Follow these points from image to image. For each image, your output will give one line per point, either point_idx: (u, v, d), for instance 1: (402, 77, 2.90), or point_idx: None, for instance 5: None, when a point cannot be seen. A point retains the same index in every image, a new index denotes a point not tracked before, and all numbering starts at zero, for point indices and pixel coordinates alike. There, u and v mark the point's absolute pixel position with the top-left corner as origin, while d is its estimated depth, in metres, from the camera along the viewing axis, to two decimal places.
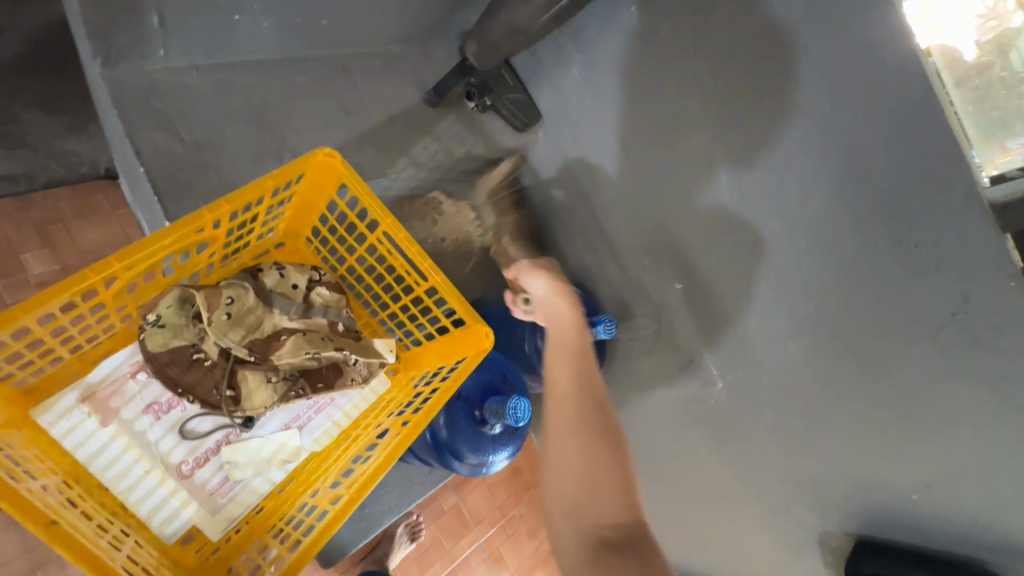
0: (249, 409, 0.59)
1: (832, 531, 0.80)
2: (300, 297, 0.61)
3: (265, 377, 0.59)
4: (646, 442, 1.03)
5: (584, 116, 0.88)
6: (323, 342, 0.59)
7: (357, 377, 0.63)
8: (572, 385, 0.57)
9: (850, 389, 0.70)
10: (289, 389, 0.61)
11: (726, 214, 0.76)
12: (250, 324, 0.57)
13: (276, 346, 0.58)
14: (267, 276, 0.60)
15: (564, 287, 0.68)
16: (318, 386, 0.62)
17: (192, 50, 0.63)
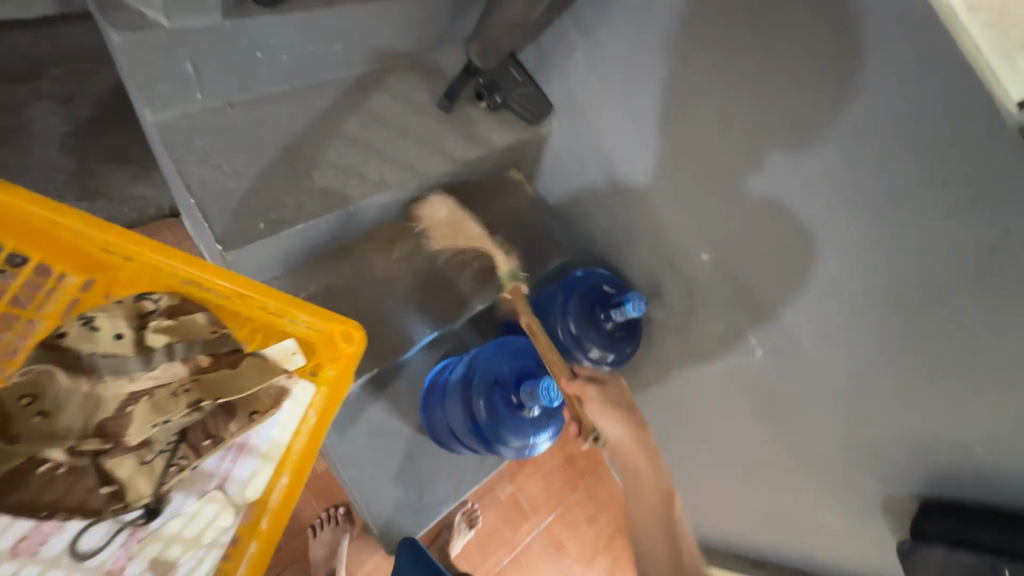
0: (141, 500, 0.48)
1: (895, 492, 0.77)
2: (132, 344, 0.49)
3: (137, 460, 0.48)
4: (694, 419, 1.02)
5: (594, 99, 0.89)
6: (177, 399, 0.49)
7: (262, 406, 0.54)
8: (665, 549, 0.65)
9: (898, 343, 0.68)
10: (169, 462, 0.50)
11: (746, 178, 0.75)
12: (84, 408, 0.46)
13: (123, 421, 0.47)
14: (70, 333, 0.47)
15: (642, 436, 0.71)
16: (206, 443, 0.52)
17: (225, 88, 0.70)
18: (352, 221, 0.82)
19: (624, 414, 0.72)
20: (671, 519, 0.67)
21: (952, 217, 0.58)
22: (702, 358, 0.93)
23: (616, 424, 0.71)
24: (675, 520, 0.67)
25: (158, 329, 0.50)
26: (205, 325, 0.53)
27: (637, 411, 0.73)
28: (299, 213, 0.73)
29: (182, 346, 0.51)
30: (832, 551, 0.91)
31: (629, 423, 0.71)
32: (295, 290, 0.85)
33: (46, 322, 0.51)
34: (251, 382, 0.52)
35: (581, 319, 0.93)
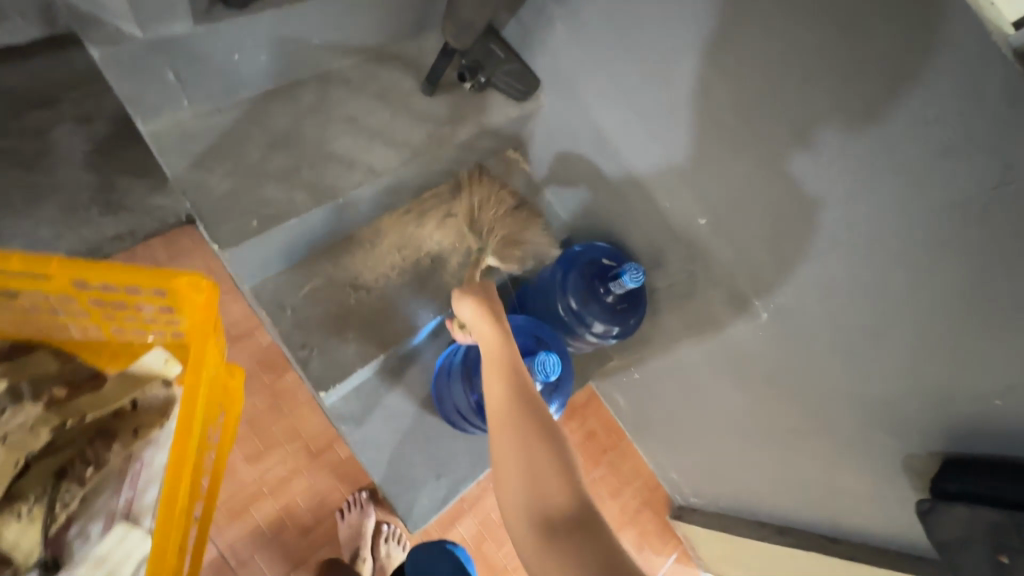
0: (27, 557, 0.54)
1: (916, 452, 0.73)
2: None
3: (12, 514, 0.54)
4: (707, 387, 1.01)
5: (579, 69, 0.87)
6: (34, 433, 0.57)
7: (149, 420, 0.62)
8: (512, 448, 0.55)
9: (902, 295, 0.65)
10: (52, 505, 0.56)
11: (737, 135, 0.73)
12: None
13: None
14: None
15: (497, 331, 0.65)
16: (89, 472, 0.58)
17: (212, 93, 0.73)
18: (345, 213, 0.84)
19: (482, 313, 0.67)
20: (520, 405, 0.58)
21: (949, 154, 0.55)
22: (709, 325, 0.91)
23: (473, 315, 0.68)
24: (523, 404, 0.58)
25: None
26: (48, 360, 0.62)
27: (500, 303, 0.70)
28: (291, 208, 0.75)
29: (32, 386, 0.59)
30: (857, 514, 0.88)
31: (491, 325, 0.66)
32: (301, 282, 0.88)
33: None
34: (135, 390, 0.62)
35: (581, 293, 0.93)
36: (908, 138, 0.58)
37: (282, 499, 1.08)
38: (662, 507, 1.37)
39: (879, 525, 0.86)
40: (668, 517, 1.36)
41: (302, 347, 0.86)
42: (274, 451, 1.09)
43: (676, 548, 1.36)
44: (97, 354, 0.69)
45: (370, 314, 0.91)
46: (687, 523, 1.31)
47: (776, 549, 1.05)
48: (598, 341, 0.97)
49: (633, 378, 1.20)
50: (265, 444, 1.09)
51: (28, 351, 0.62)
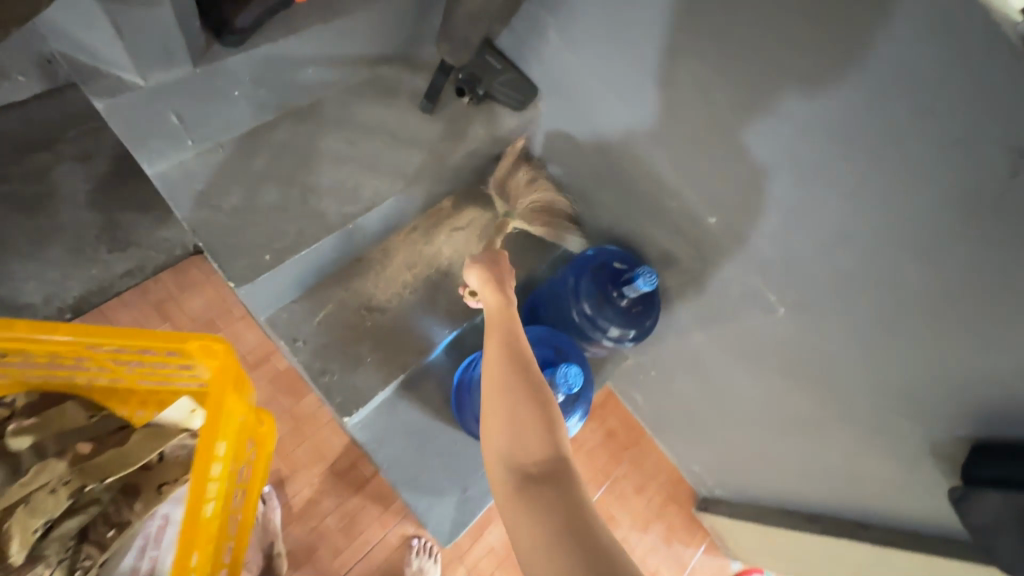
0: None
1: (943, 438, 0.73)
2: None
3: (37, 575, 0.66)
4: (725, 381, 1.01)
5: (575, 75, 0.86)
6: (57, 495, 0.69)
7: (169, 479, 0.76)
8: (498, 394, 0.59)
9: (919, 285, 0.64)
10: (73, 566, 0.69)
11: (739, 134, 0.72)
12: None
13: (5, 539, 0.65)
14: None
15: (496, 286, 0.71)
16: (111, 533, 0.72)
17: (212, 130, 0.73)
18: (354, 238, 0.84)
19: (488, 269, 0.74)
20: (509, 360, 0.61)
21: (960, 146, 0.54)
22: (724, 321, 0.91)
23: (478, 276, 0.72)
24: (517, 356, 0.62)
25: (18, 435, 0.69)
26: (75, 415, 0.74)
27: (506, 267, 0.75)
28: (298, 240, 0.75)
29: (60, 444, 0.71)
30: (885, 500, 0.88)
31: (487, 277, 0.72)
32: (314, 310, 0.88)
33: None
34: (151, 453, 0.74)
35: (594, 298, 0.93)
36: (917, 131, 0.57)
37: (311, 521, 1.09)
38: (686, 500, 1.37)
39: (908, 511, 0.86)
40: (693, 509, 1.37)
41: (321, 374, 0.86)
42: (301, 473, 1.11)
43: (703, 539, 1.36)
44: (123, 400, 0.81)
45: (385, 335, 0.91)
46: (713, 514, 1.31)
47: (806, 537, 1.05)
48: (614, 345, 0.97)
49: (651, 375, 1.20)
50: (291, 468, 1.11)
51: (53, 405, 0.73)
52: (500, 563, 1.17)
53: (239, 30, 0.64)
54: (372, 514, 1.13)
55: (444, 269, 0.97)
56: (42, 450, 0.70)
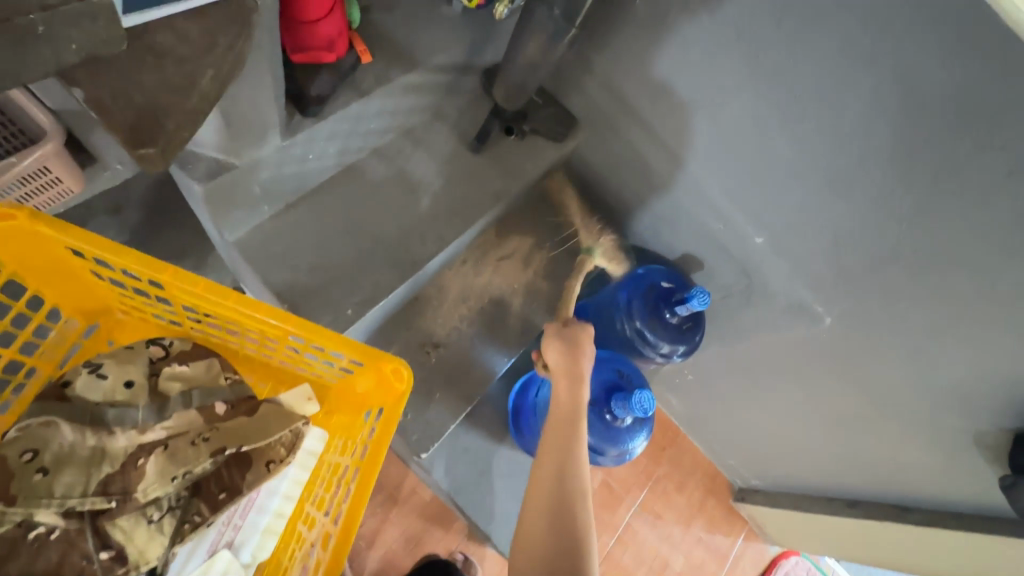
0: (147, 562, 0.58)
1: (986, 428, 0.80)
2: (141, 392, 0.64)
3: (146, 520, 0.59)
4: (767, 383, 1.07)
5: (619, 108, 0.91)
6: (196, 448, 0.62)
7: (278, 457, 0.65)
8: (553, 471, 0.67)
9: (966, 297, 0.71)
10: (181, 521, 0.61)
11: (788, 161, 0.78)
12: (93, 460, 0.59)
13: (135, 476, 0.59)
14: (76, 382, 0.62)
15: (571, 364, 0.77)
16: (221, 496, 0.63)
17: (287, 191, 0.76)
18: (420, 280, 0.88)
19: (568, 347, 0.79)
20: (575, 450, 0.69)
21: (1013, 178, 0.60)
22: (769, 329, 0.97)
23: (556, 351, 0.79)
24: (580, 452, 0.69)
25: (170, 378, 0.65)
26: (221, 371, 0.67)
27: (587, 347, 0.81)
28: (377, 290, 0.78)
29: (202, 398, 0.65)
30: (928, 484, 0.95)
31: (564, 351, 0.79)
32: (381, 350, 0.91)
33: (47, 365, 0.67)
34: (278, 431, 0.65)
35: (647, 316, 0.97)
36: (972, 162, 0.62)
37: (379, 549, 1.12)
38: (723, 491, 1.44)
39: (950, 494, 0.93)
40: (731, 500, 1.43)
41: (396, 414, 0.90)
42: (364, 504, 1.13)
43: (742, 528, 1.43)
44: (255, 372, 0.74)
45: (450, 369, 0.94)
46: (751, 504, 1.38)
47: (848, 522, 1.12)
48: (663, 360, 1.02)
49: (688, 378, 1.26)
50: None
51: (205, 356, 0.68)
52: None
53: (317, 98, 0.67)
54: (435, 536, 1.16)
55: (495, 299, 0.99)
56: (187, 397, 0.64)
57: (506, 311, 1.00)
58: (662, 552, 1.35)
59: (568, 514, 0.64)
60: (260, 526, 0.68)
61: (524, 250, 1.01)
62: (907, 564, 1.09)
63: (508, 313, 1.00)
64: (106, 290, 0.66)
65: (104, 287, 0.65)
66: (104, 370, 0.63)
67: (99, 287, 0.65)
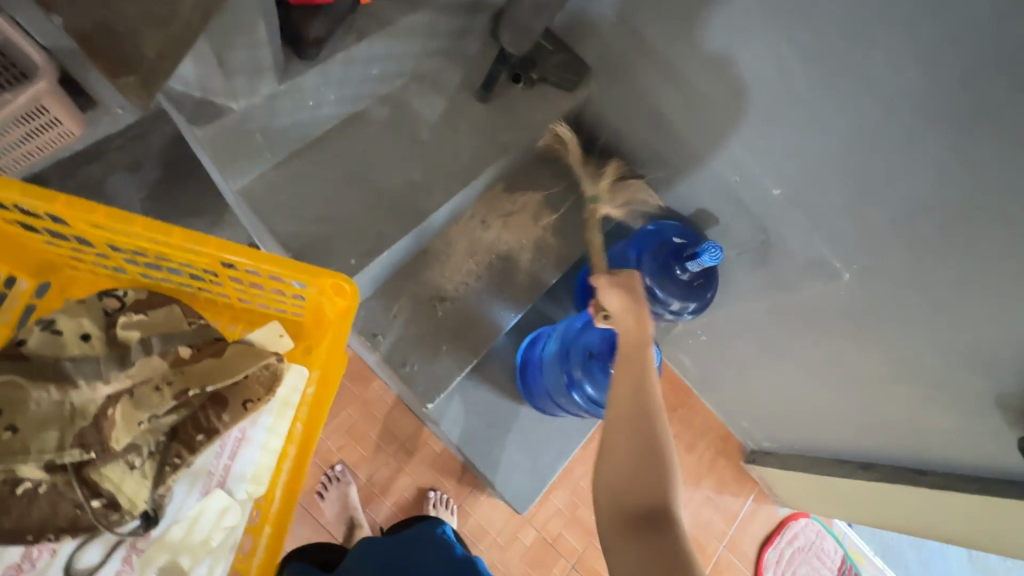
0: (137, 506, 0.67)
1: (1011, 391, 0.77)
2: (101, 344, 0.70)
3: (126, 465, 0.67)
4: (782, 342, 1.04)
5: (633, 52, 0.86)
6: (161, 393, 0.68)
7: (256, 396, 0.71)
8: (625, 418, 0.59)
9: (998, 252, 0.66)
10: (162, 463, 0.69)
11: (809, 105, 0.73)
12: (67, 414, 0.66)
13: (106, 425, 0.66)
14: (31, 341, 0.68)
15: (635, 306, 0.69)
16: (199, 438, 0.70)
17: (290, 141, 0.76)
18: (425, 232, 0.87)
19: (627, 290, 0.71)
20: (650, 402, 0.60)
21: None
22: (786, 287, 0.94)
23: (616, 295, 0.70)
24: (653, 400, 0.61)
25: (127, 328, 0.71)
26: (180, 318, 0.73)
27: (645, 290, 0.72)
28: (380, 241, 0.78)
29: (161, 343, 0.70)
30: (944, 448, 0.93)
31: (628, 298, 0.70)
32: (388, 304, 0.92)
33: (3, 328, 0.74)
34: (248, 365, 0.69)
35: (657, 273, 0.95)
36: (1015, 102, 0.57)
37: (393, 496, 1.17)
38: (735, 453, 1.44)
39: (968, 459, 0.91)
40: (743, 462, 1.43)
41: (404, 365, 0.91)
42: (377, 454, 1.17)
43: (752, 488, 1.43)
44: (221, 314, 0.80)
45: (457, 323, 0.94)
46: (763, 465, 1.38)
47: (860, 483, 1.11)
48: (674, 318, 1.00)
49: (701, 339, 1.24)
50: (367, 449, 1.17)
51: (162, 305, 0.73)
52: (568, 523, 1.25)
53: (314, 41, 0.65)
54: (446, 486, 1.20)
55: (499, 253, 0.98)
56: (145, 344, 0.70)
57: (512, 266, 0.99)
58: None
59: (648, 460, 0.56)
60: (257, 455, 0.72)
61: (531, 203, 1.00)
62: (918, 526, 1.08)
63: (514, 268, 0.99)
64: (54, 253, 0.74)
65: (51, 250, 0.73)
66: (58, 327, 0.69)
67: (47, 249, 0.73)
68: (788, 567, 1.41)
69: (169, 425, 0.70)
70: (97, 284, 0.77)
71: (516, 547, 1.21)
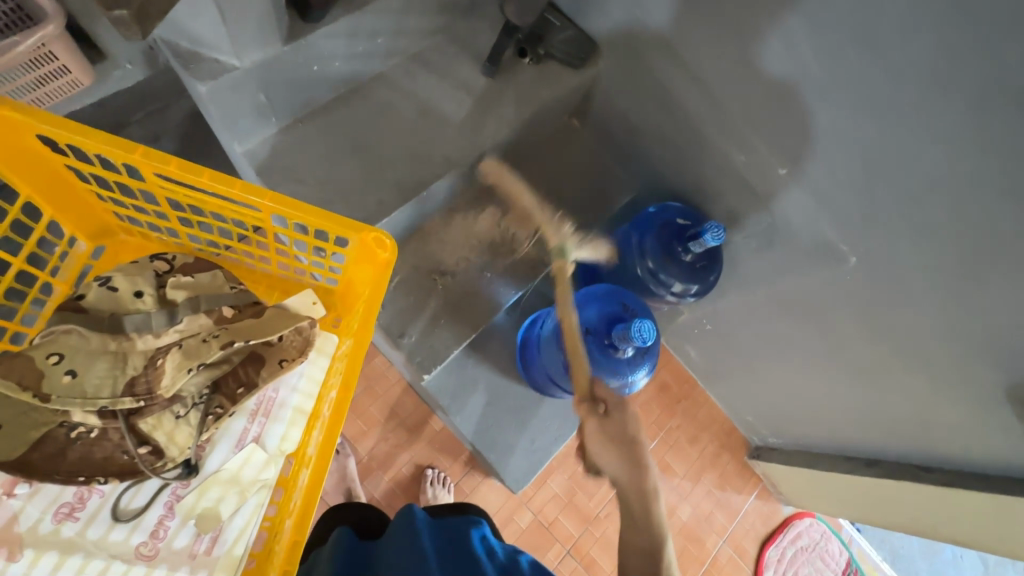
0: (179, 455, 0.64)
1: (1022, 382, 0.74)
2: (153, 302, 0.66)
3: (173, 414, 0.64)
4: (786, 331, 1.02)
5: (638, 28, 0.86)
6: (209, 344, 0.63)
7: (291, 355, 0.68)
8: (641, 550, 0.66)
9: (1008, 231, 0.64)
10: (205, 413, 0.65)
11: (814, 78, 0.72)
12: (119, 359, 0.62)
13: (157, 373, 0.62)
14: (89, 296, 0.65)
15: (633, 469, 0.69)
16: (240, 391, 0.67)
17: (294, 104, 0.78)
18: (427, 203, 0.88)
19: (619, 446, 0.70)
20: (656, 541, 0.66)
21: None
22: (791, 272, 0.92)
23: (612, 457, 0.69)
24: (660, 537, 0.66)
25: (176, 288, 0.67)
26: (223, 282, 0.69)
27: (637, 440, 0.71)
28: (380, 208, 0.79)
29: (209, 302, 0.66)
30: (953, 443, 0.90)
31: (627, 459, 0.69)
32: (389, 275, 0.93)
33: (63, 287, 0.69)
34: (282, 328, 0.66)
35: (659, 255, 0.94)
36: None
37: (390, 471, 1.17)
38: (738, 448, 1.41)
39: (977, 454, 0.88)
40: (746, 458, 1.41)
41: (400, 336, 0.92)
42: (376, 429, 1.18)
43: (755, 485, 1.41)
44: (257, 283, 0.78)
45: (457, 298, 0.95)
46: (767, 461, 1.35)
47: (866, 480, 1.08)
48: (676, 300, 0.99)
49: (706, 329, 1.22)
50: (367, 424, 1.18)
51: (207, 268, 0.70)
52: (565, 508, 1.25)
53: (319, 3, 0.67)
54: (443, 464, 1.21)
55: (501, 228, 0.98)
56: (193, 302, 0.66)
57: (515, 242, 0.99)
58: (669, 503, 1.33)
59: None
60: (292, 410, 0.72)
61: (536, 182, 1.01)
62: (924, 526, 1.05)
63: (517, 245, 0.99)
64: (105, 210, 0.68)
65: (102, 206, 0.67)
66: (114, 284, 0.66)
67: (99, 206, 0.67)
68: (790, 566, 1.37)
69: (212, 380, 0.66)
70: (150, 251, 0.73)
71: (511, 529, 1.20)
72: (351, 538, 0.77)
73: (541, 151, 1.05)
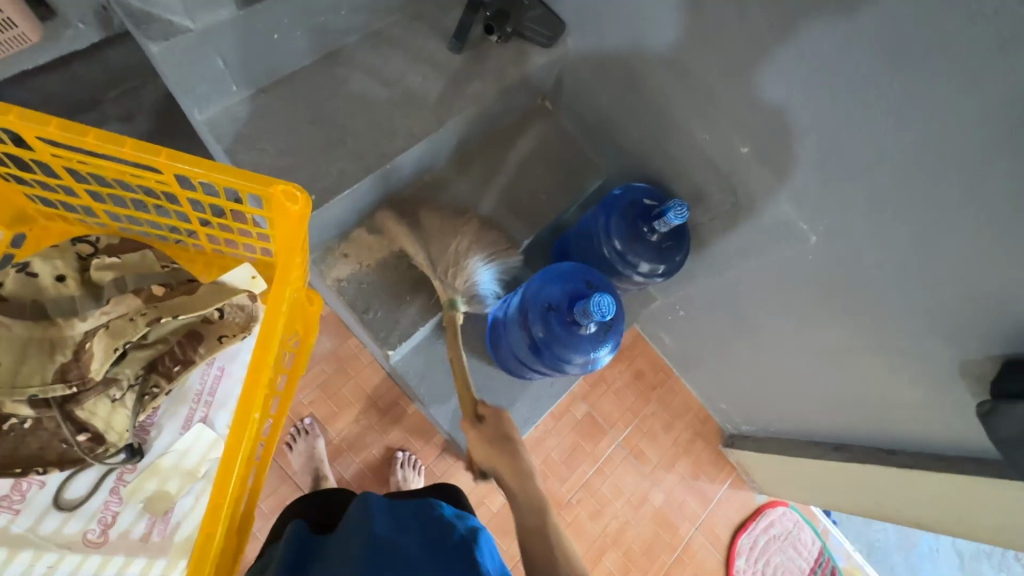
0: (120, 440, 0.71)
1: (974, 357, 0.74)
2: (75, 284, 0.68)
3: (109, 399, 0.69)
4: (753, 314, 1.03)
5: (598, 6, 0.89)
6: (135, 323, 0.66)
7: (230, 332, 0.77)
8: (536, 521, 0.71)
9: (952, 202, 0.65)
10: (141, 394, 0.72)
11: (759, 54, 0.74)
12: (48, 346, 0.65)
13: (86, 359, 0.65)
14: (7, 283, 0.66)
15: (502, 438, 0.81)
16: (176, 369, 0.74)
17: (255, 74, 0.79)
18: (392, 179, 0.88)
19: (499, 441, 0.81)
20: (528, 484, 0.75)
21: (1010, 48, 0.54)
22: (755, 252, 0.92)
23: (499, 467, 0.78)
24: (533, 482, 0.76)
25: (100, 268, 0.68)
26: (154, 261, 0.71)
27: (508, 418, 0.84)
28: (342, 179, 0.79)
29: (136, 281, 0.68)
30: (912, 423, 0.91)
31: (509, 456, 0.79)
32: (356, 254, 0.94)
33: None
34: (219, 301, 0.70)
35: (625, 235, 0.95)
36: (962, 40, 0.57)
37: (361, 454, 1.17)
38: (713, 437, 1.42)
39: (935, 433, 0.89)
40: (720, 446, 1.41)
41: (366, 311, 0.92)
42: (348, 410, 1.18)
43: (729, 474, 1.41)
44: (193, 262, 0.80)
45: (421, 274, 0.96)
46: (740, 449, 1.36)
47: (832, 464, 1.08)
48: (644, 281, 1.00)
49: (679, 314, 1.23)
50: (338, 406, 1.17)
51: (133, 248, 0.71)
52: None
53: None
54: (414, 447, 1.20)
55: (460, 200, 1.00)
56: (119, 283, 0.67)
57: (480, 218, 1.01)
58: (642, 490, 1.32)
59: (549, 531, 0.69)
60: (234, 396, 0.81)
61: (506, 161, 1.04)
62: (889, 510, 1.06)
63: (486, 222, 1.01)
64: (18, 193, 0.70)
65: (13, 189, 0.70)
66: (33, 269, 0.67)
67: (10, 189, 0.69)
68: (762, 555, 1.37)
69: (148, 361, 0.72)
70: (70, 235, 0.76)
71: (482, 513, 1.20)
72: (306, 530, 0.68)
73: (512, 131, 1.06)
